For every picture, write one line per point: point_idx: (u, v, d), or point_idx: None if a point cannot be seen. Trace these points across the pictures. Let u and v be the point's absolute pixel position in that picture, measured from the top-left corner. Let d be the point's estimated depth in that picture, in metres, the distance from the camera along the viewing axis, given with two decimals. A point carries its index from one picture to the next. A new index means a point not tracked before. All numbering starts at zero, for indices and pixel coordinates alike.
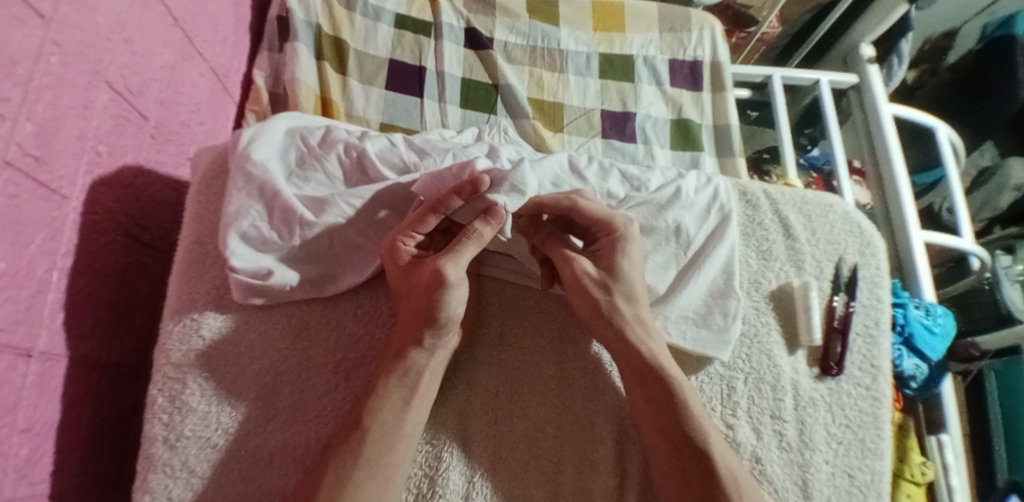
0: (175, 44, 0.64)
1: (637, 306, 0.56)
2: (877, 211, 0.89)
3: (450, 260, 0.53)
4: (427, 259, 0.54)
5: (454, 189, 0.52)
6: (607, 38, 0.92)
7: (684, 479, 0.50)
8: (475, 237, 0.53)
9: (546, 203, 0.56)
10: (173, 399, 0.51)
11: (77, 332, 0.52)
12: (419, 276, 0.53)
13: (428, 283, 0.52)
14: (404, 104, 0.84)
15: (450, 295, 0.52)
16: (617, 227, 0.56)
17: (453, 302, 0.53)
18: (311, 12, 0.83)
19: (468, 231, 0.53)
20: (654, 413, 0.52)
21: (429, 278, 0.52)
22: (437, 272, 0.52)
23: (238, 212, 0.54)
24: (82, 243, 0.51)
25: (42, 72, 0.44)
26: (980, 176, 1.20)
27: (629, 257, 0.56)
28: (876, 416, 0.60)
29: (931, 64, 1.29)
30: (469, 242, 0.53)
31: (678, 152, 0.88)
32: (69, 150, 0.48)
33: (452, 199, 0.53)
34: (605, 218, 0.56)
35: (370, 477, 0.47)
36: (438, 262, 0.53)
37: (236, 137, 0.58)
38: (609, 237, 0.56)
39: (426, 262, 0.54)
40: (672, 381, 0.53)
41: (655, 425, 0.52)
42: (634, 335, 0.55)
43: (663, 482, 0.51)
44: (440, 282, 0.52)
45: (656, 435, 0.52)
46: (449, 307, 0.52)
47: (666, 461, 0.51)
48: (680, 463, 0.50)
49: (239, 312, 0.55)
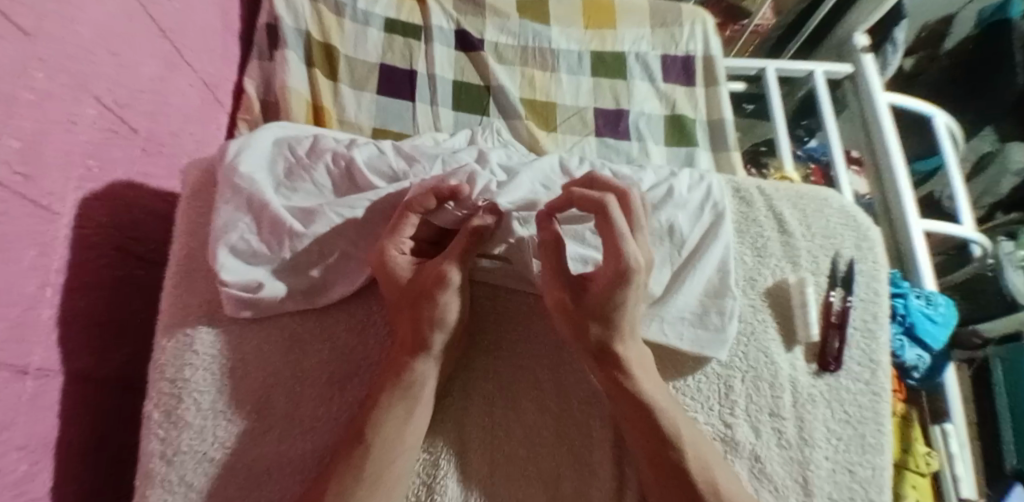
0: (163, 56, 0.64)
1: (619, 328, 0.53)
2: (876, 202, 0.88)
3: (452, 261, 0.54)
4: (430, 263, 0.55)
5: (429, 189, 0.54)
6: (598, 35, 0.92)
7: (678, 482, 0.50)
8: (474, 234, 0.55)
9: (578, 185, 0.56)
10: (169, 414, 0.50)
11: (73, 347, 0.52)
12: (423, 281, 0.54)
13: (432, 286, 0.53)
14: (396, 108, 0.83)
15: (450, 297, 0.53)
16: (624, 259, 0.50)
17: (450, 307, 0.54)
18: (300, 19, 0.83)
19: (470, 231, 0.55)
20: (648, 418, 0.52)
21: (433, 281, 0.53)
22: (443, 273, 0.53)
23: (226, 226, 0.54)
24: (74, 258, 0.51)
25: (28, 89, 0.43)
26: (981, 161, 1.19)
27: (630, 291, 0.52)
28: (877, 412, 0.59)
29: (929, 50, 1.27)
30: (471, 241, 0.55)
31: (673, 148, 0.87)
32: (59, 165, 0.48)
33: (429, 199, 0.53)
34: (620, 243, 0.51)
35: (369, 490, 0.47)
36: (442, 265, 0.54)
37: (223, 148, 0.58)
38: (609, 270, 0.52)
39: (429, 266, 0.55)
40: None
41: (649, 433, 0.51)
42: (619, 343, 0.53)
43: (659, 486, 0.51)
44: (445, 280, 0.53)
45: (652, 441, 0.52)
46: (448, 307, 0.53)
47: (662, 466, 0.51)
48: (674, 469, 0.50)
49: (231, 326, 0.55)
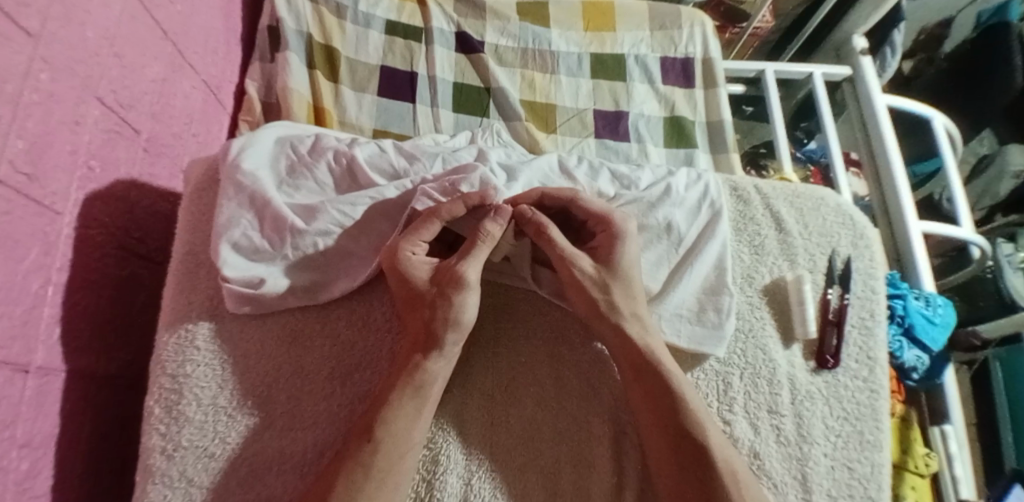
0: (165, 57, 0.64)
1: (635, 290, 0.57)
2: (875, 203, 0.88)
3: (467, 263, 0.54)
4: (442, 266, 0.55)
5: (460, 198, 0.55)
6: (598, 38, 0.93)
7: (679, 477, 0.50)
8: (488, 239, 0.54)
9: (549, 194, 0.58)
10: (170, 410, 0.51)
11: (74, 346, 0.52)
12: (439, 282, 0.54)
13: (447, 289, 0.53)
14: (396, 109, 0.84)
15: (467, 298, 0.53)
16: (616, 225, 0.57)
17: (469, 309, 0.54)
18: (301, 21, 0.84)
19: (481, 234, 0.54)
20: (649, 412, 0.53)
21: (449, 283, 0.53)
22: (458, 274, 0.53)
23: (229, 222, 0.55)
24: (77, 257, 0.52)
25: (32, 89, 0.44)
26: (980, 164, 1.20)
27: (625, 253, 0.57)
28: (875, 408, 0.59)
29: (928, 53, 1.29)
30: (484, 244, 0.54)
31: (672, 150, 0.88)
32: (62, 165, 0.49)
33: (458, 207, 0.55)
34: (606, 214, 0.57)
35: (372, 484, 0.47)
36: (457, 267, 0.54)
37: (226, 147, 0.58)
38: (607, 234, 0.57)
39: (443, 268, 0.55)
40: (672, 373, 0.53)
41: (660, 426, 0.52)
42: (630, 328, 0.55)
43: (661, 481, 0.51)
44: (459, 283, 0.53)
45: (653, 435, 0.52)
46: (468, 308, 0.54)
47: (667, 461, 0.51)
48: (674, 463, 0.51)
49: (233, 322, 0.55)
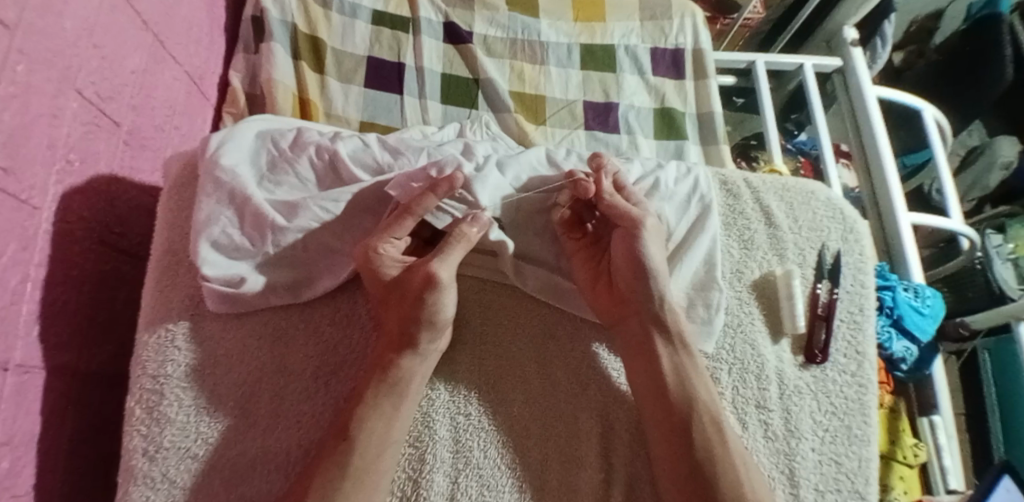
0: (147, 48, 0.63)
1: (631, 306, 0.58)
2: (864, 195, 0.88)
3: (440, 261, 0.53)
4: (418, 264, 0.54)
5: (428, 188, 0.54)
6: (587, 28, 0.91)
7: (688, 477, 0.51)
8: (463, 239, 0.54)
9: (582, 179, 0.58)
10: (151, 411, 0.50)
11: (55, 344, 0.51)
12: (411, 282, 0.53)
13: (422, 288, 0.52)
14: (384, 101, 0.82)
15: (443, 298, 0.53)
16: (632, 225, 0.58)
17: (446, 304, 0.53)
18: (286, 11, 0.82)
19: (455, 234, 0.54)
20: (659, 401, 0.54)
21: (423, 283, 0.52)
22: (431, 275, 0.53)
23: (208, 219, 0.54)
24: (56, 253, 0.51)
25: (8, 81, 0.42)
26: (969, 156, 1.21)
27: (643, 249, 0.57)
28: (863, 403, 0.60)
29: (918, 45, 1.28)
30: (457, 244, 0.54)
31: (662, 142, 0.87)
32: (40, 158, 0.47)
33: (427, 197, 0.54)
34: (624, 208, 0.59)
35: (353, 486, 0.47)
36: (431, 266, 0.53)
37: (206, 141, 0.57)
38: (620, 226, 0.59)
39: (417, 266, 0.54)
40: (691, 363, 0.55)
41: (660, 420, 0.53)
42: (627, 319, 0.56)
43: (665, 474, 0.52)
44: (433, 283, 0.52)
45: (658, 425, 0.53)
46: (444, 310, 0.53)
47: (668, 452, 0.52)
48: (678, 459, 0.51)
49: (214, 321, 0.54)
